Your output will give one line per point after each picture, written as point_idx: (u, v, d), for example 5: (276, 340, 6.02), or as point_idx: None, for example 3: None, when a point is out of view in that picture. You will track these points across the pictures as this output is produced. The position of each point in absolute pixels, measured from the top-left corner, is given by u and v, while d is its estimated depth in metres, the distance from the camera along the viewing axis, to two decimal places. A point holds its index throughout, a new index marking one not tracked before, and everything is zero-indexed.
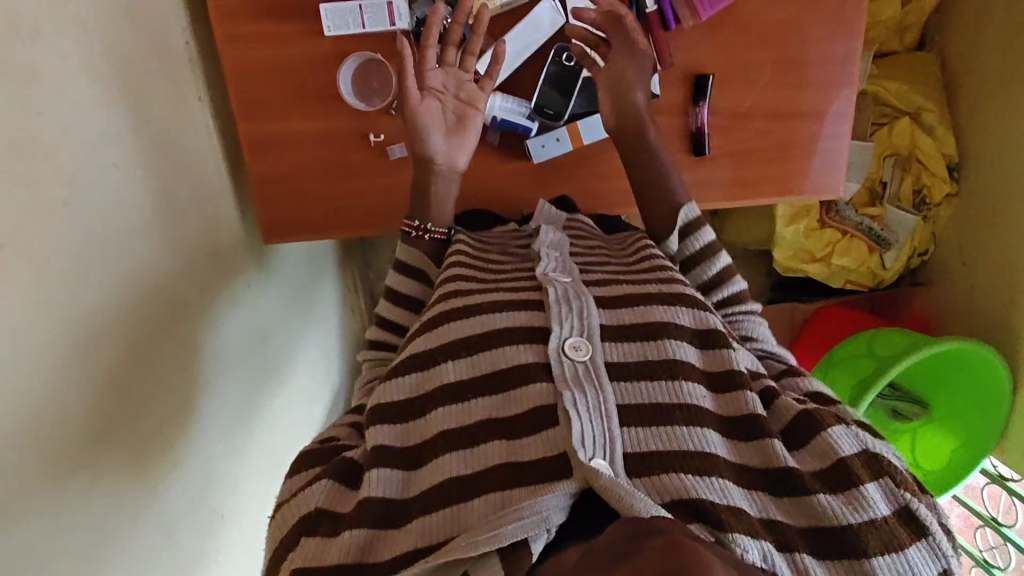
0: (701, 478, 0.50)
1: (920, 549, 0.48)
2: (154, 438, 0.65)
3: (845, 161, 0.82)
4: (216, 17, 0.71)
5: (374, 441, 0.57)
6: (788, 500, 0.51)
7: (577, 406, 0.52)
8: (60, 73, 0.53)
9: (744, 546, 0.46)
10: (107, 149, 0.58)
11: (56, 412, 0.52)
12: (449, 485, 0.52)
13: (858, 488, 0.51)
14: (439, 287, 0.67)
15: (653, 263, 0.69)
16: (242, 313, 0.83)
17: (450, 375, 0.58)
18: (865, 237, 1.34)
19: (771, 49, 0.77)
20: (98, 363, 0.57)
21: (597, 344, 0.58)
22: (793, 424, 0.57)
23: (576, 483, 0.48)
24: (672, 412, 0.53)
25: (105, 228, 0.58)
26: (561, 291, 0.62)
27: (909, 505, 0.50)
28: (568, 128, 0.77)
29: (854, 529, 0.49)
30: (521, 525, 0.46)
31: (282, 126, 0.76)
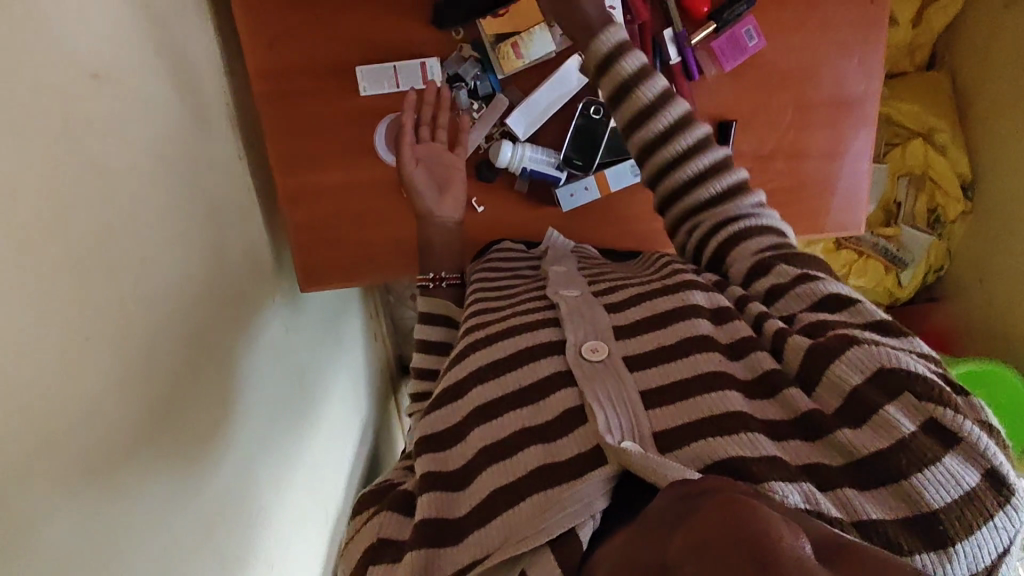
0: (726, 436, 0.48)
1: (956, 456, 0.44)
2: (215, 493, 0.66)
3: (864, 198, 0.85)
4: (256, 76, 0.72)
5: (421, 469, 0.58)
6: (820, 442, 0.49)
7: (600, 398, 0.53)
8: (133, 153, 0.55)
9: (782, 491, 0.44)
10: (170, 218, 0.60)
11: (139, 481, 0.53)
12: (498, 495, 0.52)
13: (880, 413, 0.47)
14: (464, 322, 0.70)
15: (672, 264, 0.70)
16: (280, 355, 0.85)
17: (483, 398, 0.60)
18: (882, 257, 1.36)
19: (792, 94, 0.79)
20: (168, 426, 0.58)
21: (613, 343, 0.59)
22: (805, 368, 0.52)
23: (610, 468, 0.48)
24: (691, 384, 0.53)
25: (169, 293, 0.59)
26: (573, 305, 0.64)
27: (935, 414, 0.46)
28: (595, 178, 0.80)
29: (883, 454, 0.46)
30: (567, 514, 0.46)
31: (319, 179, 0.78)
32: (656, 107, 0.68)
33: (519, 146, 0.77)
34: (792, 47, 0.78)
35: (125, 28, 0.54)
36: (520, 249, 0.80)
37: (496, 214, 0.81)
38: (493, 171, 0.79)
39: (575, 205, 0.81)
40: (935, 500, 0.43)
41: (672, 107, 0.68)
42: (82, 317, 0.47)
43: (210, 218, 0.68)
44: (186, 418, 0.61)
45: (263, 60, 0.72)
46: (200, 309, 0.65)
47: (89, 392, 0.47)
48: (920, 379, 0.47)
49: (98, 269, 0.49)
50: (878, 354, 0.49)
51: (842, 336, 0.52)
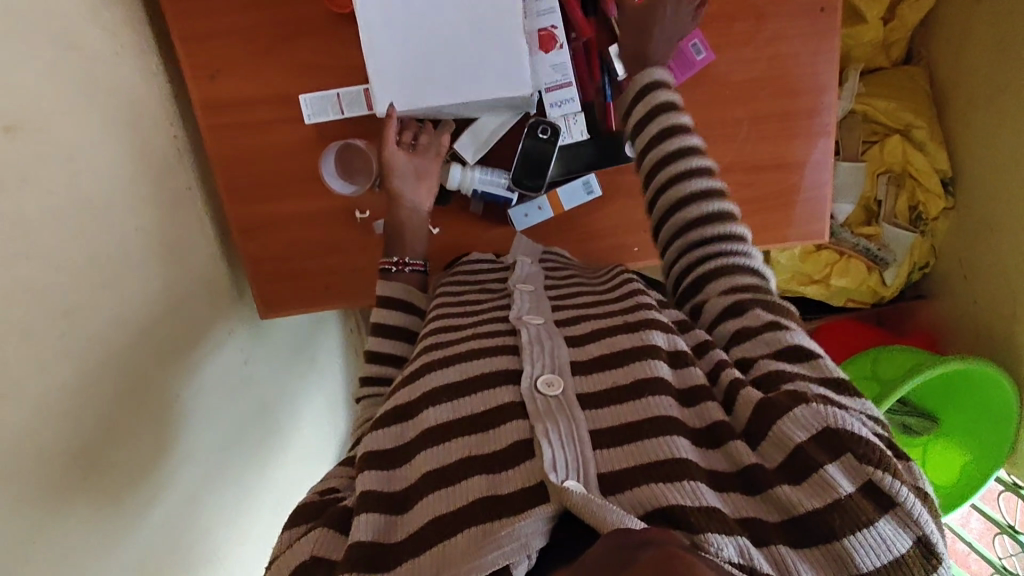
0: (670, 484, 0.48)
1: (890, 521, 0.45)
2: (149, 515, 0.65)
3: (829, 206, 0.83)
4: (201, 109, 0.73)
5: (361, 487, 0.55)
6: (760, 496, 0.49)
7: (550, 435, 0.52)
8: (60, 194, 0.54)
9: (719, 544, 0.44)
10: (106, 257, 0.60)
11: (49, 515, 0.52)
12: (432, 526, 0.50)
13: (820, 472, 0.47)
14: (419, 344, 0.68)
15: (631, 288, 0.71)
16: (238, 386, 0.84)
17: (431, 421, 0.58)
18: (864, 257, 1.33)
19: (747, 104, 0.78)
20: (92, 458, 0.57)
21: (569, 379, 0.58)
22: (753, 419, 0.52)
23: (552, 506, 0.47)
24: (641, 427, 0.52)
25: (102, 332, 0.59)
26: (534, 332, 0.63)
27: (874, 477, 0.46)
28: (547, 197, 0.79)
29: (818, 514, 0.46)
30: (502, 551, 0.46)
31: (269, 207, 0.77)
32: (660, 110, 0.70)
33: (469, 169, 0.77)
34: (743, 60, 0.77)
35: (48, 74, 0.54)
36: (488, 261, 0.79)
37: (451, 237, 0.81)
38: (446, 196, 0.79)
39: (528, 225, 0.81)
40: (864, 564, 0.44)
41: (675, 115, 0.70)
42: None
43: (156, 255, 0.68)
44: (120, 463, 0.61)
45: (207, 93, 0.72)
46: (142, 349, 0.65)
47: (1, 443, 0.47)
48: (863, 441, 0.48)
49: (13, 322, 0.49)
50: (825, 414, 0.49)
51: (793, 392, 0.52)
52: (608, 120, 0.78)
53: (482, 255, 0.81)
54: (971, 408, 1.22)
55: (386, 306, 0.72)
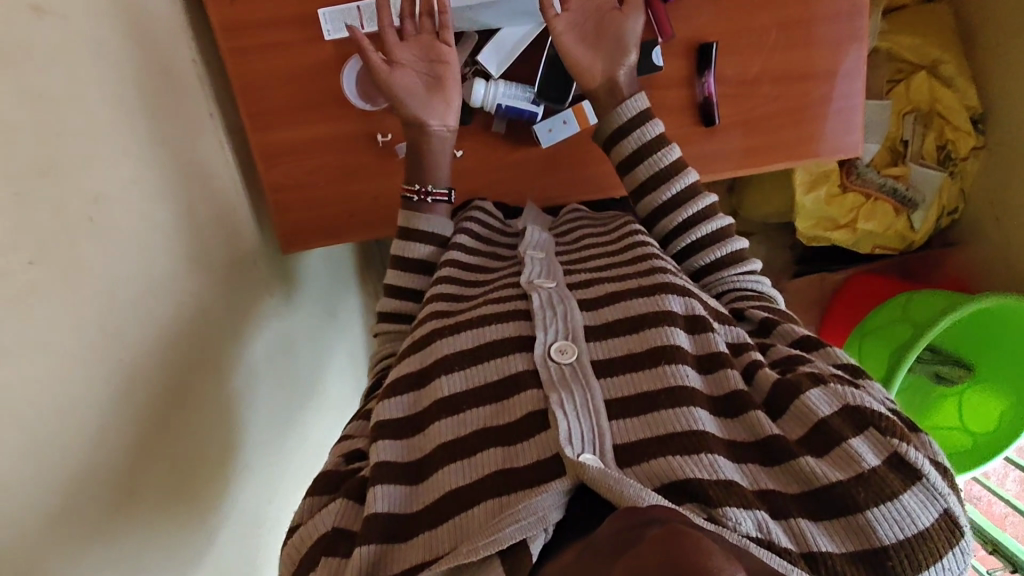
0: (689, 457, 0.47)
1: (915, 495, 0.45)
2: (187, 443, 0.64)
3: (859, 121, 0.81)
4: (219, 32, 0.72)
5: (377, 457, 0.54)
6: (780, 467, 0.49)
7: (564, 406, 0.51)
8: (84, 90, 0.54)
9: (737, 518, 0.44)
10: (129, 163, 0.59)
11: (84, 412, 0.51)
12: (447, 500, 0.49)
13: (843, 446, 0.48)
14: (423, 308, 0.66)
15: (643, 249, 0.67)
16: (267, 324, 0.83)
17: (445, 390, 0.56)
18: (891, 198, 1.29)
19: (774, 11, 0.76)
20: (120, 362, 0.56)
21: (584, 345, 0.56)
22: (771, 395, 0.53)
23: (569, 480, 0.46)
24: (657, 398, 0.51)
25: (127, 239, 0.58)
26: (545, 296, 0.61)
27: (898, 449, 0.47)
28: (573, 110, 0.77)
29: (842, 487, 0.46)
30: (519, 526, 0.44)
31: (291, 134, 0.77)
32: (634, 124, 0.72)
33: (492, 83, 0.75)
34: None
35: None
36: (496, 219, 0.78)
37: (474, 162, 0.80)
38: (469, 114, 0.77)
39: (554, 142, 0.79)
40: (886, 537, 0.44)
41: (651, 124, 0.72)
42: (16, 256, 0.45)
43: (182, 180, 0.67)
44: (153, 384, 0.60)
45: (226, 14, 0.71)
46: (172, 270, 0.64)
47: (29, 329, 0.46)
48: (884, 416, 0.49)
49: (35, 206, 0.47)
50: (844, 393, 0.51)
51: (813, 374, 0.53)
52: None
53: (485, 199, 0.80)
54: (1012, 349, 1.13)
55: (413, 239, 0.72)
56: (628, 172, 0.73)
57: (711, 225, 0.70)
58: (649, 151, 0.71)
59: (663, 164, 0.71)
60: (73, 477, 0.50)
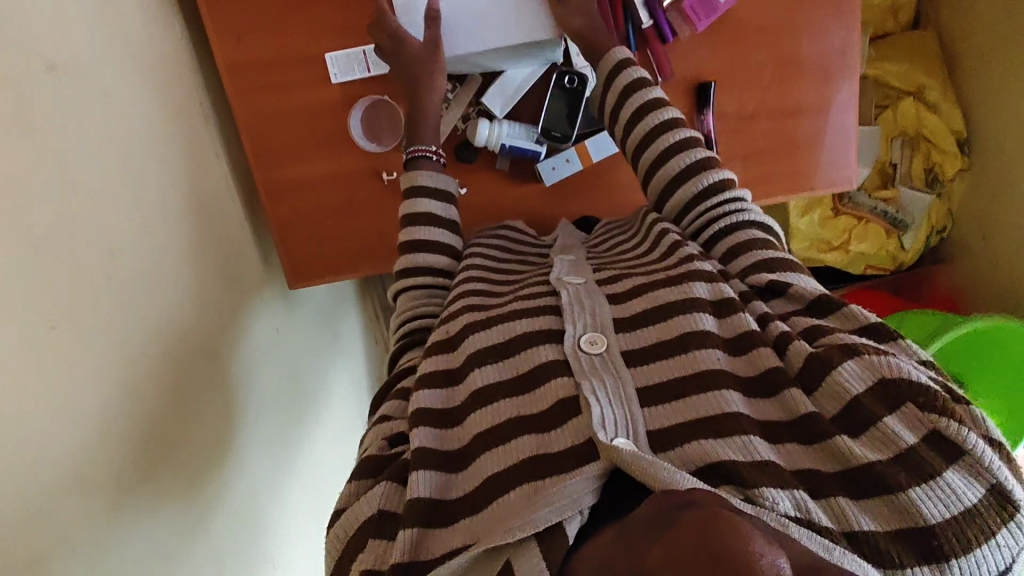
0: (721, 440, 0.47)
1: (959, 473, 0.44)
2: (195, 479, 0.64)
3: (853, 153, 0.83)
4: (226, 73, 0.73)
5: (416, 443, 0.54)
6: (815, 446, 0.48)
7: (597, 392, 0.51)
8: (98, 144, 0.54)
9: (774, 498, 0.43)
10: (141, 208, 0.59)
11: (100, 461, 0.51)
12: (492, 482, 0.49)
13: (879, 426, 0.47)
14: (451, 304, 0.67)
15: (668, 237, 0.67)
16: (273, 352, 0.84)
17: (480, 382, 0.57)
18: (882, 220, 1.33)
19: (769, 49, 0.78)
20: (134, 409, 0.55)
21: (612, 336, 0.57)
22: (805, 370, 0.51)
23: (603, 464, 0.46)
24: (688, 383, 0.51)
25: (140, 286, 0.58)
26: (574, 292, 0.61)
27: (938, 426, 0.45)
28: (576, 149, 0.79)
29: (881, 466, 0.45)
30: (553, 509, 0.44)
31: (297, 171, 0.77)
32: (623, 65, 0.73)
33: (497, 123, 0.76)
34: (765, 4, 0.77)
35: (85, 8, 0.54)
36: (528, 233, 0.79)
37: (479, 195, 0.81)
38: (471, 152, 0.78)
39: (558, 179, 0.81)
40: (931, 515, 0.43)
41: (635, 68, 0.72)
42: (38, 299, 0.46)
43: (192, 210, 0.67)
44: (163, 426, 0.59)
45: (232, 56, 0.72)
46: (182, 303, 0.64)
47: (52, 368, 0.47)
48: (922, 389, 0.47)
49: (53, 250, 0.48)
50: (878, 365, 0.49)
51: (846, 346, 0.51)
52: None
53: (511, 221, 0.81)
54: (1004, 365, 1.15)
55: (422, 197, 0.73)
56: (630, 132, 0.72)
57: (694, 155, 0.69)
58: (634, 87, 0.72)
59: (648, 98, 0.72)
60: (91, 527, 0.50)
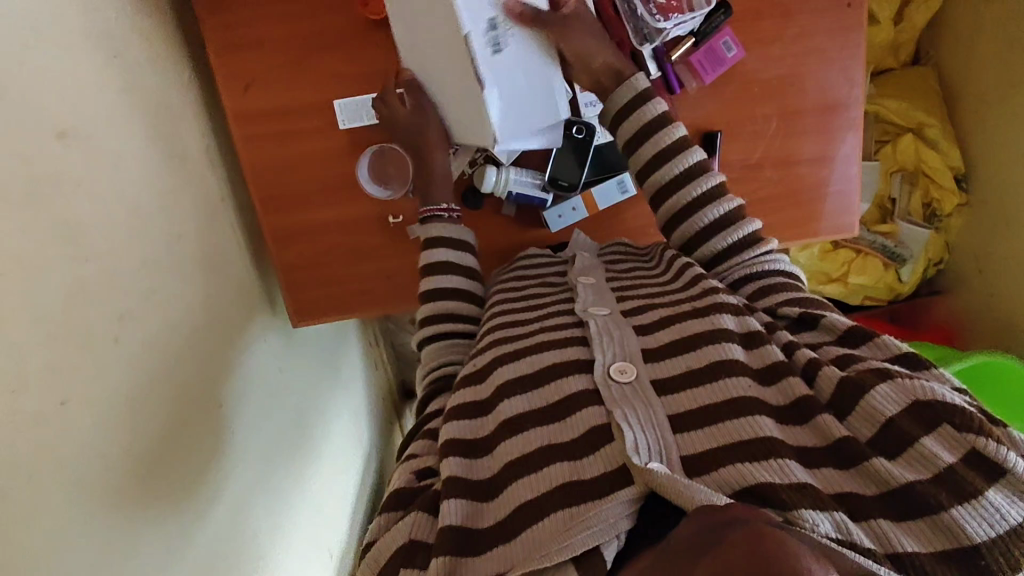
0: (758, 463, 0.45)
1: (1001, 492, 0.42)
2: (200, 526, 0.63)
3: (857, 201, 0.84)
4: (233, 120, 0.73)
5: (447, 472, 0.54)
6: (854, 471, 0.46)
7: (629, 418, 0.50)
8: (107, 205, 0.54)
9: (814, 520, 0.41)
10: (147, 260, 0.59)
11: (110, 520, 0.50)
12: (526, 509, 0.49)
13: (916, 446, 0.45)
14: (484, 338, 0.68)
15: (691, 271, 0.66)
16: (274, 391, 0.83)
17: (509, 412, 0.57)
18: (880, 253, 1.35)
19: (775, 101, 0.79)
20: (143, 463, 0.55)
21: (642, 365, 0.56)
22: (836, 397, 0.51)
23: (637, 489, 0.45)
24: (721, 409, 0.50)
25: (148, 340, 0.57)
26: (601, 323, 0.61)
27: (976, 444, 0.44)
28: (582, 197, 0.80)
29: (921, 486, 0.43)
30: (590, 533, 0.44)
31: (302, 214, 0.77)
32: (641, 98, 0.71)
33: (505, 169, 0.77)
34: (771, 56, 0.78)
35: (90, 51, 0.54)
36: (547, 256, 0.79)
37: (486, 239, 0.82)
38: (478, 198, 0.79)
39: (563, 226, 0.81)
40: (976, 534, 0.41)
41: (652, 102, 0.71)
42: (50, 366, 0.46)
43: (195, 248, 0.67)
44: (169, 475, 0.59)
45: (241, 103, 0.72)
46: (186, 343, 0.64)
47: (64, 418, 0.46)
48: (959, 410, 0.46)
49: (63, 304, 0.48)
50: (913, 387, 0.48)
51: (878, 370, 0.51)
52: None
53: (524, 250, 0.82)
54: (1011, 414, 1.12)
55: (437, 246, 0.73)
56: (651, 173, 0.71)
57: (724, 203, 0.69)
58: (653, 128, 0.70)
59: (669, 140, 0.70)
60: None
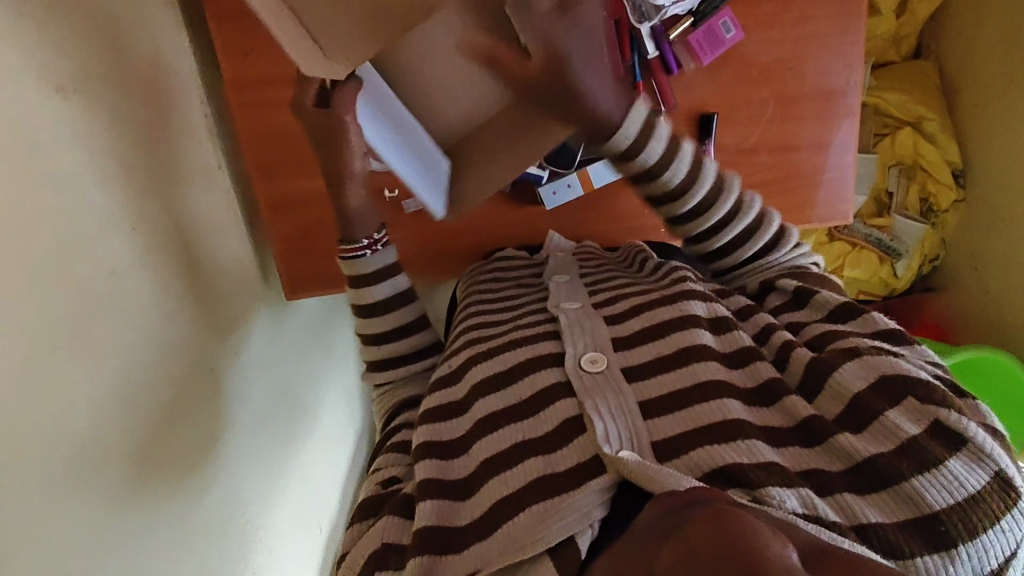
0: (725, 444, 0.46)
1: (960, 459, 0.42)
2: (189, 489, 0.64)
3: (851, 189, 0.84)
4: (231, 87, 0.73)
5: (419, 476, 0.55)
6: (821, 447, 0.47)
7: (600, 407, 0.50)
8: (100, 163, 0.54)
9: (780, 496, 0.42)
10: (139, 225, 0.59)
11: (97, 475, 0.51)
12: (502, 504, 0.49)
13: (882, 420, 0.46)
14: (461, 335, 0.70)
15: (671, 267, 0.69)
16: (267, 364, 0.84)
17: (485, 410, 0.57)
18: (876, 248, 1.34)
19: (772, 85, 0.79)
20: (134, 422, 0.56)
21: (612, 355, 0.57)
22: (805, 378, 0.52)
23: (608, 477, 0.45)
24: (689, 393, 0.51)
25: (140, 303, 0.58)
26: (571, 316, 0.62)
27: (940, 415, 0.44)
28: (578, 175, 0.81)
29: (883, 459, 0.44)
30: (567, 522, 0.44)
31: (300, 185, 0.78)
32: (638, 139, 0.68)
33: None
34: (769, 40, 0.78)
35: (90, 21, 0.54)
36: (523, 257, 0.81)
37: (478, 216, 0.83)
38: None
39: (558, 203, 0.82)
40: (936, 502, 0.41)
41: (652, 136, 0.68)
42: (41, 320, 0.46)
43: (190, 223, 0.67)
44: (160, 438, 0.59)
45: (238, 70, 0.73)
46: (181, 315, 0.65)
47: (57, 378, 0.47)
48: (922, 384, 0.47)
49: (59, 274, 0.48)
50: (879, 363, 0.49)
51: (849, 348, 0.52)
52: (638, 99, 0.79)
53: (507, 248, 0.84)
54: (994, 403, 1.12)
55: (366, 286, 0.73)
56: (664, 205, 0.72)
57: (749, 209, 0.71)
58: (655, 171, 0.69)
59: (677, 180, 0.69)
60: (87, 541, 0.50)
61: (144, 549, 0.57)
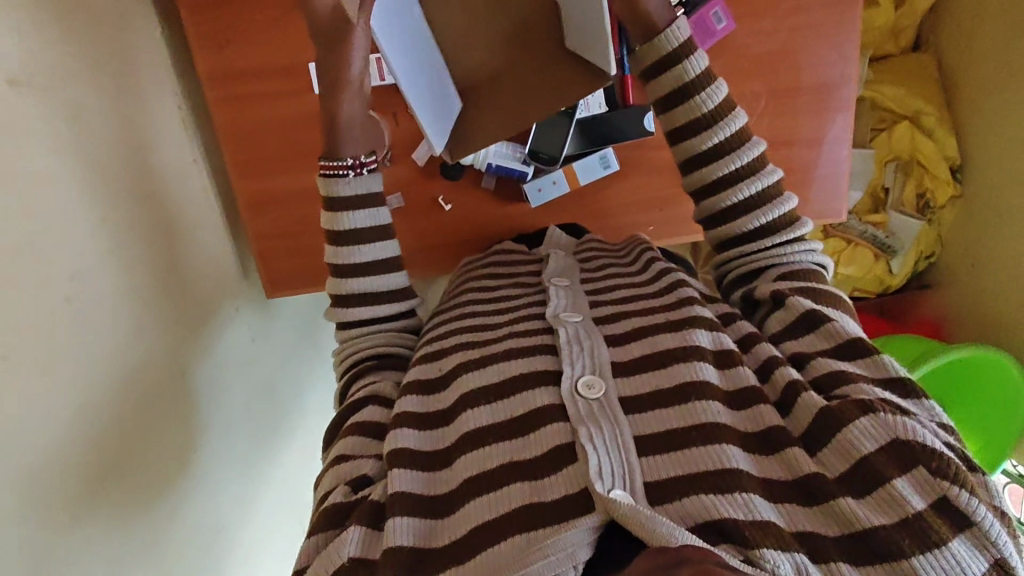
0: (723, 496, 0.45)
1: (965, 541, 0.42)
2: (159, 498, 0.62)
3: (845, 185, 0.82)
4: (206, 79, 0.71)
5: (397, 487, 0.52)
6: (818, 508, 0.46)
7: (594, 439, 0.49)
8: (61, 157, 0.52)
9: (775, 561, 0.42)
10: (105, 223, 0.57)
11: (57, 482, 0.50)
12: (481, 530, 0.47)
13: (886, 488, 0.45)
14: (450, 330, 0.66)
15: (673, 276, 0.66)
16: (247, 366, 0.82)
17: (472, 423, 0.55)
18: (870, 244, 1.32)
19: (764, 79, 0.77)
20: (96, 429, 0.54)
21: (610, 381, 0.54)
22: (812, 429, 0.50)
23: (598, 516, 0.45)
24: (687, 434, 0.49)
25: (106, 303, 0.56)
26: (572, 332, 0.59)
27: (948, 493, 0.44)
28: (563, 171, 0.79)
29: (885, 531, 0.43)
30: (547, 563, 0.43)
31: (278, 182, 0.77)
32: (682, 54, 0.65)
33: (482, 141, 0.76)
34: (761, 32, 0.76)
35: (49, 20, 0.52)
36: (520, 252, 0.78)
37: (464, 213, 0.81)
38: (458, 169, 0.78)
39: (545, 200, 0.81)
40: None
41: (695, 58, 0.66)
42: None
43: (164, 228, 0.65)
44: (127, 444, 0.58)
45: (215, 61, 0.71)
46: (154, 321, 0.63)
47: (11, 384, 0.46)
48: (936, 454, 0.45)
49: (15, 285, 0.47)
50: (894, 425, 0.47)
51: (861, 401, 0.49)
52: (626, 95, 0.79)
53: (502, 241, 0.81)
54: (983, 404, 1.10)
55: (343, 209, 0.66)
56: (683, 139, 0.67)
57: (778, 207, 0.65)
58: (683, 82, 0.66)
59: (709, 107, 0.65)
60: (45, 550, 0.48)
61: (111, 565, 0.56)
